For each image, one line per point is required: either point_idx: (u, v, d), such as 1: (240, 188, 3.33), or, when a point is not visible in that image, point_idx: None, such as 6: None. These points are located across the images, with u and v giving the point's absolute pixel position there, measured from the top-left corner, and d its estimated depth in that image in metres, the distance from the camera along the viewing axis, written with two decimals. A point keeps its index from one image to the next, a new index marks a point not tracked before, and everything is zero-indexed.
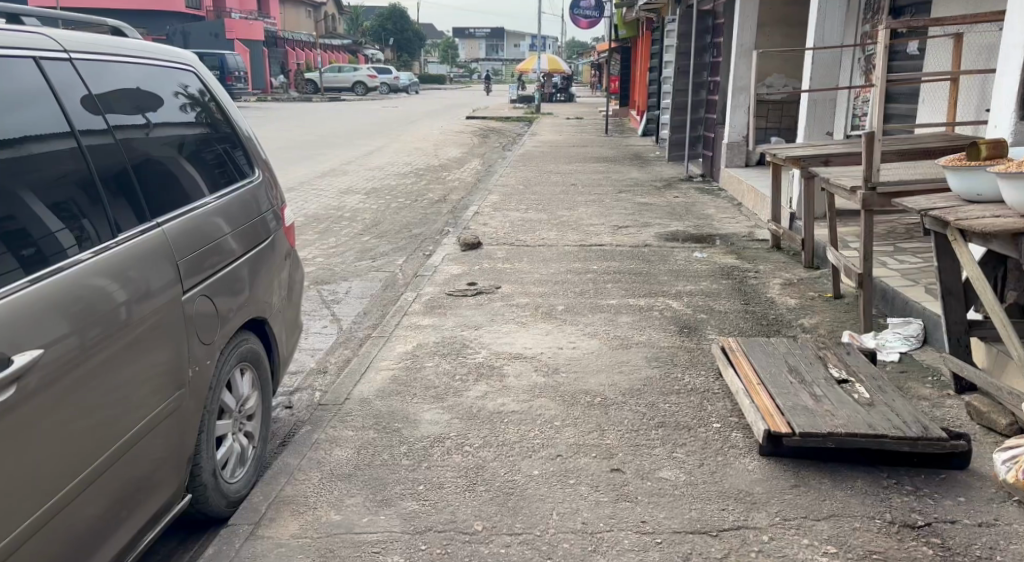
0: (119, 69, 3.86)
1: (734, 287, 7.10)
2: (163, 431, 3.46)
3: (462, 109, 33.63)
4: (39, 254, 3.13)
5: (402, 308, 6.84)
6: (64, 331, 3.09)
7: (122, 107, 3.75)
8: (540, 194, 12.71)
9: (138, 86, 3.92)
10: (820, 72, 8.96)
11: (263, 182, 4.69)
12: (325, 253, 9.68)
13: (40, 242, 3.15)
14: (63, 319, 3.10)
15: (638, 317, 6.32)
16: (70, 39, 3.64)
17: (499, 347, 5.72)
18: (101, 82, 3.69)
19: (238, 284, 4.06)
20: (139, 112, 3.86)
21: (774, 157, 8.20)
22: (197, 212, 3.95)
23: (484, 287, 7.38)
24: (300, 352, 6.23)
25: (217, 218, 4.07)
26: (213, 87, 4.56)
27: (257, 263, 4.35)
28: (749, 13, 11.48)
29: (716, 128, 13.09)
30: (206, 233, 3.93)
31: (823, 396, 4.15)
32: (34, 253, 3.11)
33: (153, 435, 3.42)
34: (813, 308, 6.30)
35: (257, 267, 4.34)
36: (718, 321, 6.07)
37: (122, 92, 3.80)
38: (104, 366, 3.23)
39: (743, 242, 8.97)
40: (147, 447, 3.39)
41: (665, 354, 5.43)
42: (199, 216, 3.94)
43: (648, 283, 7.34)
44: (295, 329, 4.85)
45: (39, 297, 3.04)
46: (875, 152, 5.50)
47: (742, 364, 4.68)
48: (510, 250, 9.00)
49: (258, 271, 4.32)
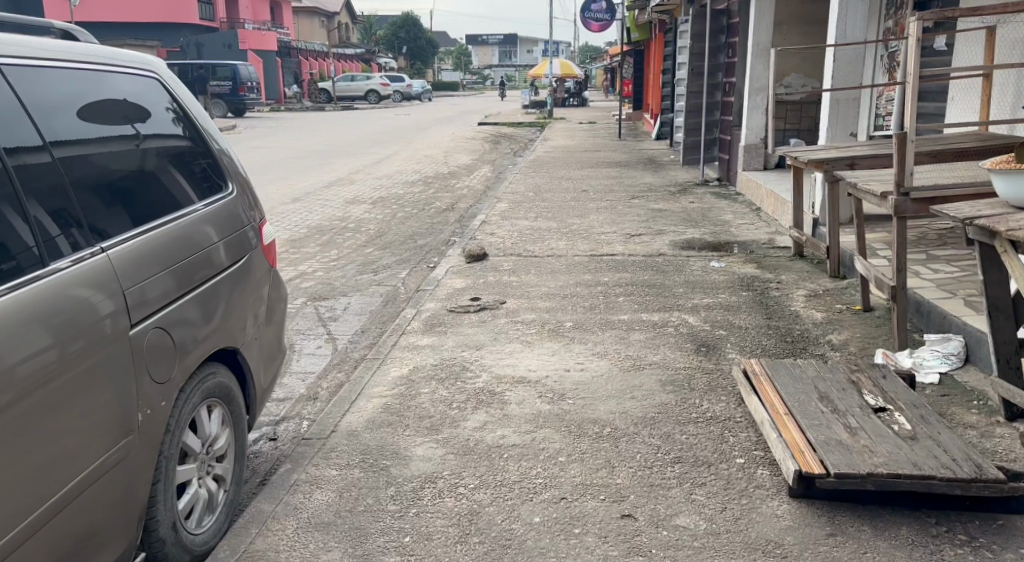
0: (107, 79, 3.65)
1: (755, 299, 6.66)
2: (133, 464, 3.14)
3: (474, 116, 33.20)
4: (17, 269, 2.90)
5: (400, 326, 6.42)
6: (43, 345, 2.86)
7: (106, 119, 3.53)
8: (550, 202, 12.29)
9: (124, 99, 3.69)
10: (842, 71, 8.51)
11: (240, 193, 4.30)
12: (325, 267, 9.27)
13: (19, 256, 2.92)
14: (44, 331, 2.88)
15: (652, 334, 5.88)
16: (44, 46, 3.36)
17: (502, 370, 5.29)
18: (85, 88, 3.48)
19: (207, 307, 3.69)
20: (128, 123, 3.66)
21: (795, 160, 7.74)
22: (163, 228, 3.59)
23: (488, 302, 6.96)
24: (289, 374, 5.82)
25: (188, 236, 3.71)
26: (185, 96, 4.18)
27: (233, 283, 3.98)
28: (766, 11, 11.04)
29: (733, 130, 12.63)
30: (177, 251, 3.59)
31: (859, 428, 3.72)
32: (11, 267, 2.88)
33: (121, 468, 3.09)
34: (842, 324, 5.84)
35: (232, 287, 3.96)
36: (739, 339, 5.63)
37: (110, 102, 3.60)
38: (76, 387, 2.95)
39: (763, 250, 8.52)
40: (114, 482, 3.07)
41: (681, 376, 4.99)
42: (166, 232, 3.58)
43: (662, 296, 6.90)
44: (274, 355, 4.44)
45: (9, 309, 2.79)
46: (908, 154, 5.06)
47: (766, 389, 4.23)
48: (517, 261, 8.58)
49: (231, 293, 3.93)
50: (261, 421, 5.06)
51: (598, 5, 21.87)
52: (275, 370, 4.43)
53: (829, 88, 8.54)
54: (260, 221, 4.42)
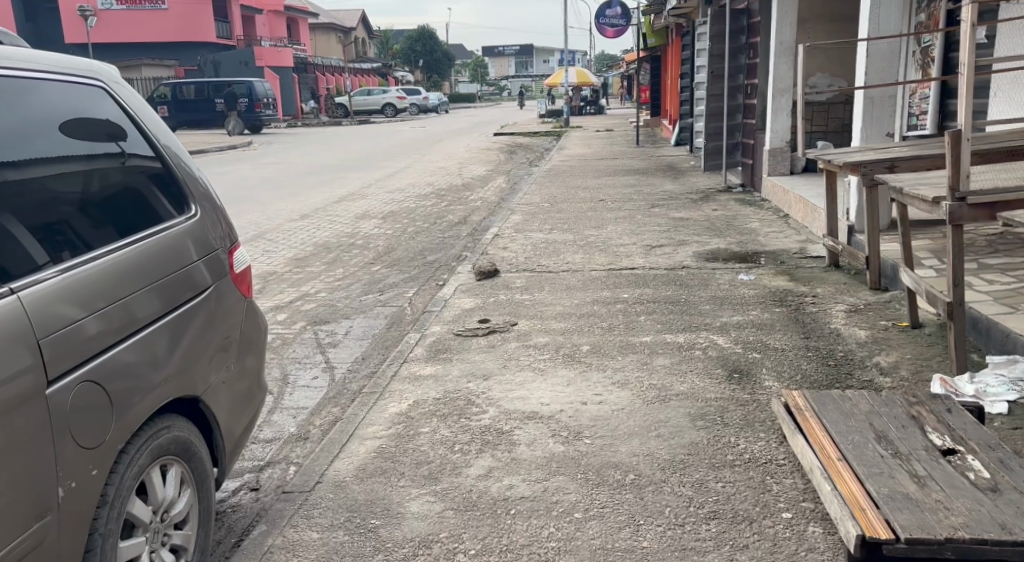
0: (79, 91, 3.42)
1: (790, 316, 6.11)
2: (77, 521, 2.81)
3: (490, 127, 32.67)
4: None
5: (402, 354, 5.89)
6: (24, 365, 2.70)
7: (72, 137, 3.27)
8: (566, 212, 11.76)
9: (102, 119, 3.46)
10: (876, 67, 7.93)
11: (208, 214, 3.80)
12: (329, 287, 8.75)
13: None
14: (27, 351, 2.72)
15: (678, 358, 5.34)
16: (12, 56, 3.16)
17: (511, 403, 4.74)
18: (50, 105, 3.22)
19: (161, 350, 3.24)
20: (113, 140, 3.46)
21: (829, 164, 7.19)
22: (109, 259, 3.15)
23: (498, 324, 6.42)
24: (278, 409, 5.30)
25: (138, 270, 3.25)
26: (144, 110, 3.73)
27: (198, 320, 3.52)
28: (789, 8, 10.48)
29: (757, 134, 12.06)
30: (125, 285, 3.16)
31: (928, 478, 3.21)
32: None
33: (63, 525, 2.77)
34: (890, 345, 5.31)
35: (196, 325, 3.49)
36: (776, 364, 5.10)
37: (84, 120, 3.36)
38: (22, 428, 2.67)
39: (793, 260, 7.96)
40: (51, 545, 2.74)
41: (712, 408, 4.46)
42: (113, 265, 3.15)
43: (687, 314, 6.35)
44: (253, 392, 3.95)
45: None
46: (964, 154, 4.49)
47: (812, 429, 3.68)
48: (531, 277, 8.05)
49: (194, 331, 3.47)
50: (244, 466, 4.55)
51: (612, 10, 21.34)
52: (256, 408, 3.95)
53: (861, 85, 7.96)
54: (232, 243, 3.92)
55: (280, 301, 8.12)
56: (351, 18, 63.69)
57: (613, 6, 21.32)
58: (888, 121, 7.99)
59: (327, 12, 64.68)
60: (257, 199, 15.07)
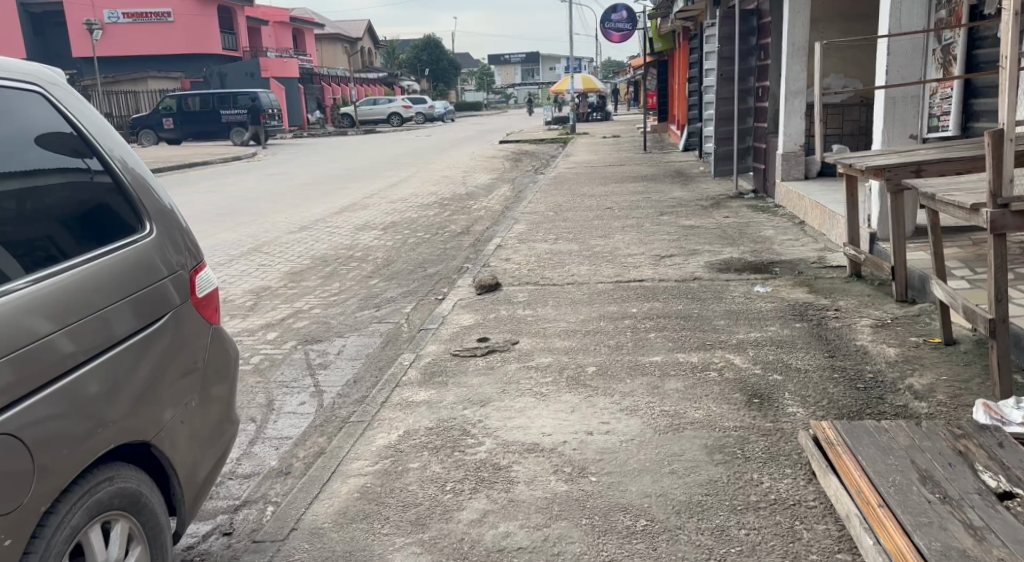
0: (28, 101, 3.10)
1: (812, 333, 5.76)
2: None
3: (495, 135, 32.24)
4: None
5: (395, 377, 5.48)
6: None
7: (14, 151, 2.96)
8: (572, 221, 11.38)
9: (56, 131, 3.15)
10: (898, 65, 7.51)
11: (168, 235, 3.40)
12: (324, 302, 8.34)
13: None
14: None
15: (692, 381, 4.96)
16: None
17: (509, 434, 4.32)
18: None
19: (119, 378, 2.97)
20: (75, 156, 3.18)
21: (850, 169, 6.81)
22: (52, 282, 2.86)
23: (498, 343, 6.01)
24: (258, 439, 4.88)
25: (102, 289, 3.01)
26: (94, 122, 3.34)
27: (157, 348, 3.18)
28: (801, 8, 10.11)
29: (769, 138, 11.65)
30: (98, 298, 2.98)
31: (986, 533, 2.94)
32: None
33: None
34: (921, 365, 4.98)
35: (154, 352, 3.15)
36: (799, 387, 4.74)
37: (32, 133, 3.05)
38: None
39: (812, 271, 7.61)
40: None
41: (731, 438, 4.08)
42: (58, 287, 2.86)
43: (701, 331, 5.95)
44: (225, 420, 3.59)
45: None
46: (1006, 156, 4.09)
47: (846, 467, 3.34)
48: (534, 291, 7.65)
49: (150, 360, 3.13)
50: (218, 506, 4.13)
51: (618, 15, 20.90)
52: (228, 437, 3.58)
53: (883, 84, 7.54)
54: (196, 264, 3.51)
55: (272, 317, 7.71)
56: (357, 28, 63.54)
57: (619, 10, 20.85)
58: (911, 122, 7.57)
59: (333, 22, 64.53)
60: (256, 211, 14.69)
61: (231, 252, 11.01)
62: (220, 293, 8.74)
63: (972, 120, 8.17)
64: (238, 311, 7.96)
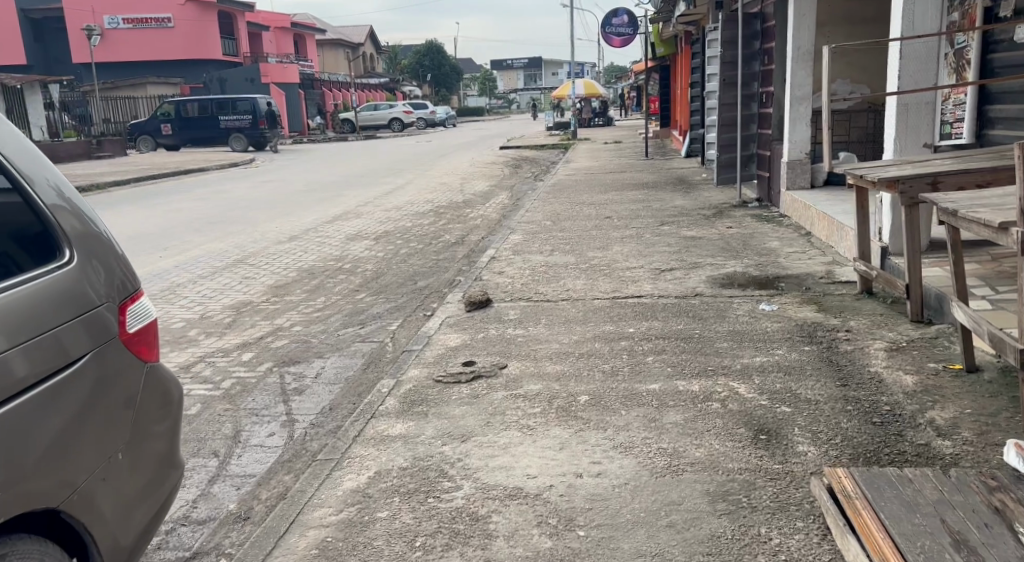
0: None
1: (822, 358, 5.36)
2: None
3: (496, 140, 31.83)
4: None
5: (372, 406, 5.06)
6: None
7: None
8: (569, 231, 10.98)
9: None
10: (911, 70, 7.07)
11: (96, 261, 3.18)
12: (306, 319, 7.91)
13: None
14: None
15: (693, 413, 4.54)
16: None
17: (489, 476, 3.91)
18: None
19: (40, 417, 2.84)
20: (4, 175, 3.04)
21: (861, 180, 6.42)
22: None
23: (484, 368, 5.59)
24: (219, 478, 4.48)
25: (30, 318, 2.89)
26: (12, 142, 3.14)
27: (83, 385, 2.98)
28: (807, 11, 9.73)
29: (773, 144, 11.26)
30: (22, 330, 2.86)
31: None
32: None
33: None
34: (942, 396, 4.59)
35: (75, 391, 2.95)
36: (810, 422, 4.34)
37: None
38: None
39: (820, 287, 7.21)
40: None
41: (736, 482, 3.69)
42: None
43: (703, 354, 5.54)
44: (170, 464, 3.30)
45: None
46: None
47: (868, 529, 3.04)
48: (527, 308, 7.24)
49: (70, 400, 2.94)
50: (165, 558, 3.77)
51: (619, 20, 20.47)
52: (173, 482, 3.29)
53: (894, 90, 7.10)
54: (131, 294, 3.27)
55: (250, 335, 7.28)
56: (359, 33, 63.14)
57: (619, 15, 20.44)
58: (925, 130, 7.14)
59: (334, 27, 64.16)
60: (247, 219, 14.29)
61: (216, 263, 10.57)
62: (199, 308, 8.31)
63: (987, 128, 7.76)
64: (215, 329, 7.52)
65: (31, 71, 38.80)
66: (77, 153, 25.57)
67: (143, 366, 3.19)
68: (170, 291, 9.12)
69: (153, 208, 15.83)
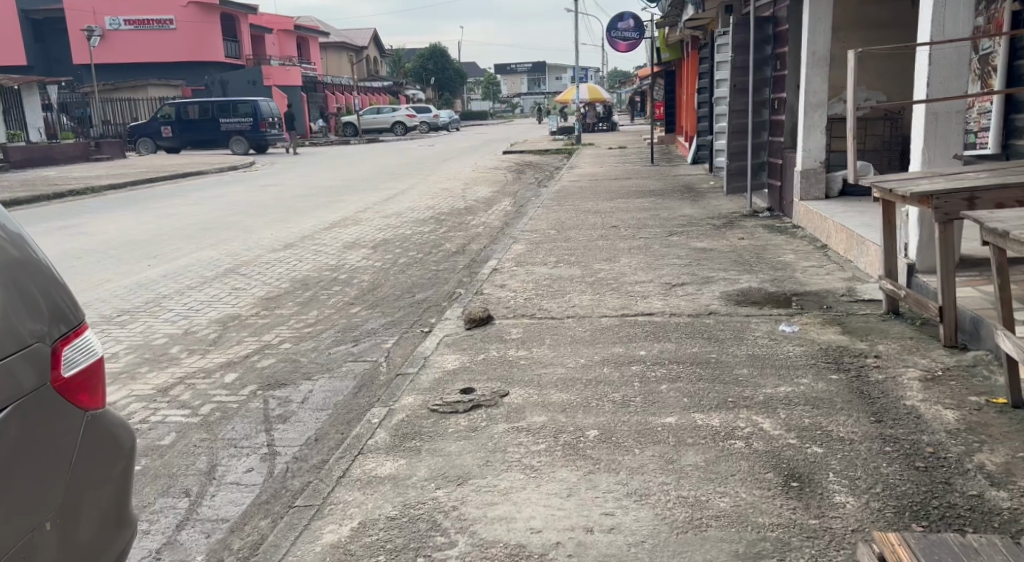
0: None
1: (852, 389, 4.91)
2: None
3: (499, 144, 31.36)
4: None
5: (359, 439, 4.61)
6: None
7: None
8: (574, 241, 10.53)
9: None
10: (941, 77, 6.56)
11: (30, 291, 2.97)
12: (295, 335, 7.44)
13: None
14: None
15: (714, 454, 4.10)
16: None
17: (488, 529, 3.62)
18: None
19: None
20: None
21: (888, 193, 5.96)
22: None
23: (484, 396, 5.13)
24: (188, 522, 4.12)
25: None
26: None
27: (10, 440, 2.81)
28: (823, 14, 9.28)
29: (786, 153, 10.81)
30: None
31: None
32: None
33: None
34: (990, 436, 4.16)
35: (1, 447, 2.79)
36: (845, 465, 3.93)
37: None
38: None
39: (843, 306, 6.76)
40: None
41: (769, 541, 3.46)
42: None
43: (722, 383, 5.08)
44: (119, 523, 3.12)
45: None
46: None
47: None
48: (530, 326, 6.79)
49: None
50: None
51: (625, 23, 20.03)
52: (121, 543, 3.11)
53: (923, 97, 6.58)
54: (72, 327, 3.07)
55: (236, 353, 6.83)
56: (362, 36, 62.72)
57: (625, 18, 20.01)
58: (954, 142, 6.65)
59: (338, 31, 63.80)
60: (243, 226, 13.87)
61: (206, 272, 10.13)
62: (183, 322, 7.86)
63: (1011, 137, 7.82)
64: (199, 346, 7.07)
65: (32, 72, 38.43)
66: (75, 155, 25.15)
67: (83, 419, 2.99)
68: (155, 303, 8.68)
69: (146, 213, 15.39)
